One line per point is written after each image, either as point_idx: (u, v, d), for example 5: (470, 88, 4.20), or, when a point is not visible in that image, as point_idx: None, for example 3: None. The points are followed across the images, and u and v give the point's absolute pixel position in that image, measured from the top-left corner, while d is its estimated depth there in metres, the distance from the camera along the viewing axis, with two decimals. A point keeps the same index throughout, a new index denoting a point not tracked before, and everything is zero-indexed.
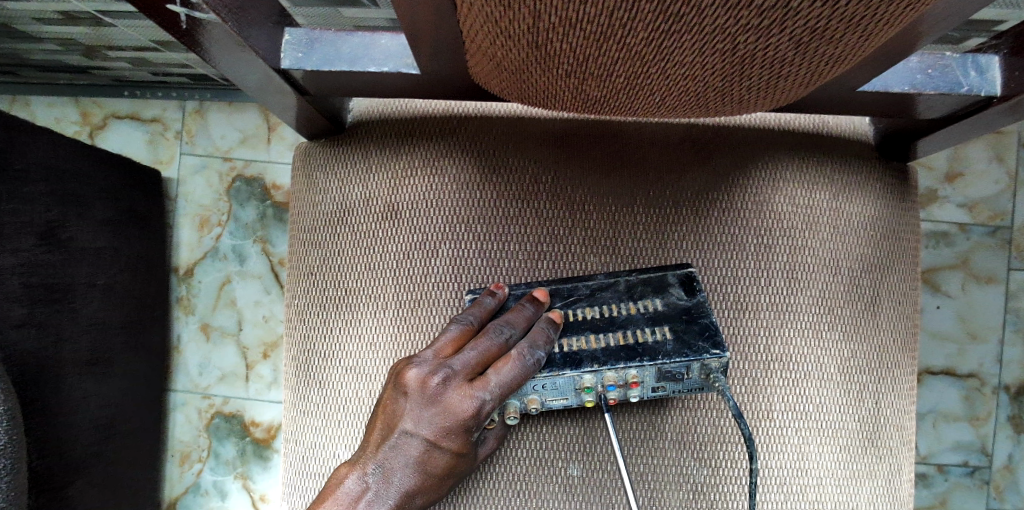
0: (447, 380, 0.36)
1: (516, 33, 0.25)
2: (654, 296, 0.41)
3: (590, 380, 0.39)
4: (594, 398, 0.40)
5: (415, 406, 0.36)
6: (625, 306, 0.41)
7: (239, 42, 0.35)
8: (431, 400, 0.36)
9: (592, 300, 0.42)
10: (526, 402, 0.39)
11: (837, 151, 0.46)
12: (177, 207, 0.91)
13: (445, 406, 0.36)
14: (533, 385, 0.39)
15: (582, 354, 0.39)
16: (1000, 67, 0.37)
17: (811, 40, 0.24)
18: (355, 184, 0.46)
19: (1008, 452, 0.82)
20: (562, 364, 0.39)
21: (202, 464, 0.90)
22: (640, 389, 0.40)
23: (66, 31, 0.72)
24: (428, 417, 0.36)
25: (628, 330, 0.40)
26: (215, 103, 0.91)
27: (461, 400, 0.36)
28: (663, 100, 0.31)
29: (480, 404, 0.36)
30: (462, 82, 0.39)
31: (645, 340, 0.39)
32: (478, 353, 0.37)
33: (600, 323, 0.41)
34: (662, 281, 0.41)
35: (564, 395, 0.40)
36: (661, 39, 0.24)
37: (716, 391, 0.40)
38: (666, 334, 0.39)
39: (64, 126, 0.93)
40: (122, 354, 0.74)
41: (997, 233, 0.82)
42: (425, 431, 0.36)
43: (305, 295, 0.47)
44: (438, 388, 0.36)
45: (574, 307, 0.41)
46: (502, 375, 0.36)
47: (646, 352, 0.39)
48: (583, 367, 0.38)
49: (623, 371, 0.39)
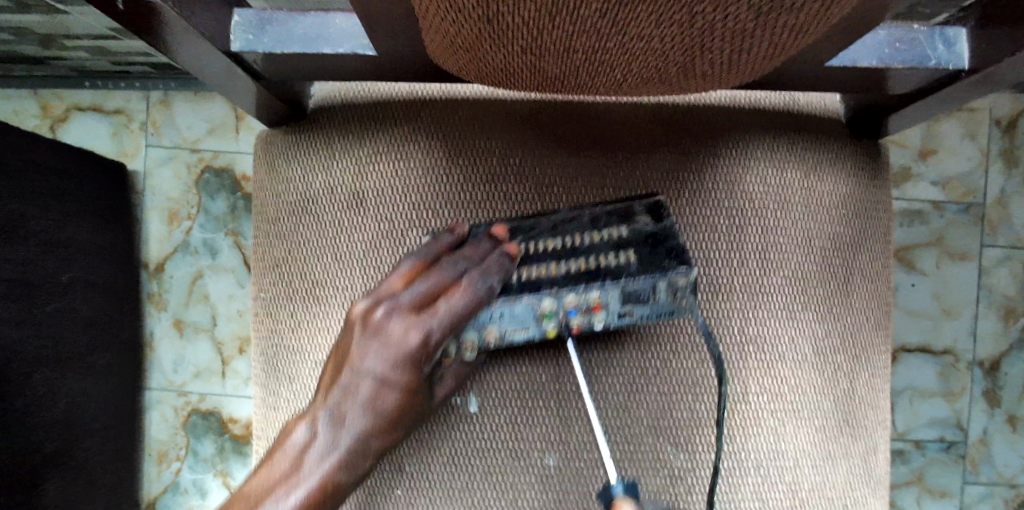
0: (391, 311, 0.36)
1: (466, 7, 0.24)
2: (619, 224, 0.40)
3: (551, 305, 0.38)
4: (556, 326, 0.39)
5: (361, 339, 0.36)
6: (588, 235, 0.40)
7: (180, 22, 0.33)
8: (376, 331, 0.36)
9: (554, 233, 0.40)
10: (484, 335, 0.38)
11: (809, 130, 0.45)
12: (144, 202, 0.88)
13: (389, 337, 0.36)
14: (490, 314, 0.38)
15: (542, 280, 0.38)
16: (966, 41, 0.36)
17: (770, 10, 0.23)
18: (319, 172, 0.45)
19: (982, 426, 0.83)
20: (519, 291, 0.38)
21: (180, 462, 0.89)
22: (605, 314, 0.39)
23: (16, 19, 0.69)
24: (374, 349, 0.36)
25: (591, 256, 0.39)
26: (180, 93, 0.88)
27: (405, 330, 0.36)
28: (625, 76, 0.30)
29: (426, 333, 0.36)
30: (422, 63, 0.38)
31: (608, 264, 0.39)
32: (427, 285, 0.37)
33: (562, 251, 0.40)
34: (627, 210, 0.41)
35: (525, 326, 0.39)
36: (616, 10, 0.23)
37: (687, 315, 0.39)
38: (630, 257, 0.39)
39: (24, 118, 0.89)
40: (93, 356, 0.72)
41: (970, 210, 0.83)
42: (372, 364, 0.36)
43: (271, 288, 0.46)
44: (384, 319, 0.36)
45: (534, 240, 0.40)
46: (452, 304, 0.36)
47: (609, 273, 0.38)
48: (542, 291, 0.38)
49: (585, 294, 0.38)
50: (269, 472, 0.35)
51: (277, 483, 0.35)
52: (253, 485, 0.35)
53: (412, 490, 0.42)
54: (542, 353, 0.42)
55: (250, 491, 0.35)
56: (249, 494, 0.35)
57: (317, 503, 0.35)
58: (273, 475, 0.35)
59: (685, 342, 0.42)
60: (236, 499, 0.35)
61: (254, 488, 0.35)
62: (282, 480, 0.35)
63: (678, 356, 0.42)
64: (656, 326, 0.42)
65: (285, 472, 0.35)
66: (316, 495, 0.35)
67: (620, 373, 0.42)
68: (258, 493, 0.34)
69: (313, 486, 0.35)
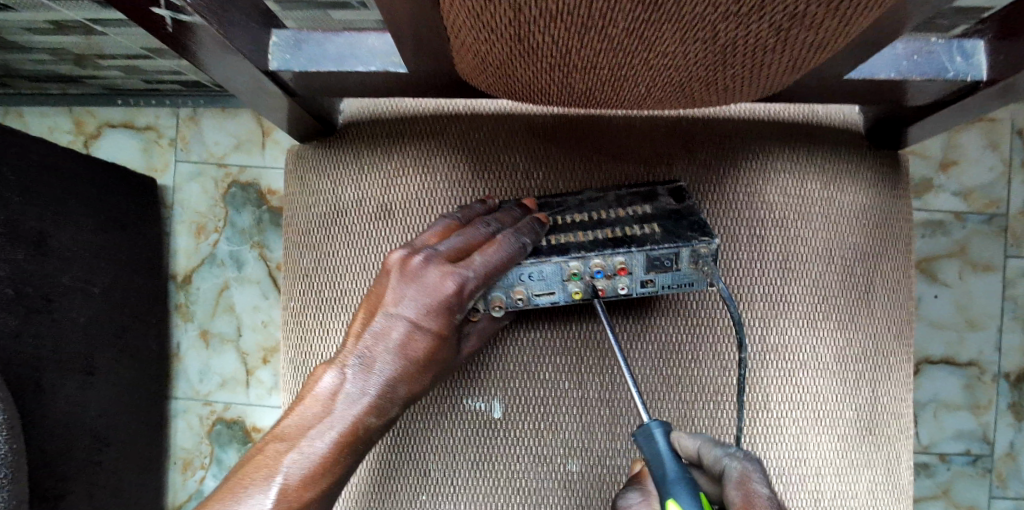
0: (428, 258, 0.37)
1: (499, 27, 0.25)
2: (644, 203, 0.42)
3: (577, 268, 0.39)
4: (582, 289, 0.40)
5: (397, 285, 0.36)
6: (614, 211, 0.41)
7: (225, 44, 0.35)
8: (412, 278, 0.36)
9: (582, 208, 0.42)
10: (513, 294, 0.40)
11: (828, 141, 0.46)
12: (173, 215, 0.91)
13: (424, 284, 0.36)
14: (519, 274, 0.39)
15: (570, 244, 0.39)
16: (985, 52, 0.37)
17: (791, 27, 0.24)
18: (348, 185, 0.47)
19: (1009, 440, 0.81)
20: (548, 252, 0.39)
21: (204, 470, 0.90)
22: (629, 280, 0.40)
23: (57, 41, 0.72)
24: (409, 295, 0.36)
25: (617, 227, 0.40)
26: (208, 109, 0.91)
27: (440, 278, 0.36)
28: (648, 90, 0.31)
29: (460, 281, 0.36)
30: (450, 79, 0.40)
31: (634, 233, 0.39)
32: (463, 239, 0.38)
33: (589, 223, 0.41)
34: (651, 193, 0.42)
35: (551, 288, 0.40)
36: (642, 28, 0.24)
37: (705, 285, 0.40)
38: (655, 229, 0.39)
39: (59, 135, 0.93)
40: (119, 364, 0.73)
41: (993, 221, 0.82)
42: (407, 310, 0.36)
43: (300, 297, 0.47)
44: (420, 266, 0.36)
45: (563, 214, 0.42)
46: (486, 256, 0.37)
47: (634, 241, 0.39)
48: (570, 254, 0.39)
49: (610, 258, 0.38)
50: (302, 413, 0.35)
51: (309, 424, 0.35)
52: (285, 427, 0.35)
53: (435, 496, 0.43)
54: (567, 361, 0.43)
55: (283, 431, 0.35)
56: (281, 435, 0.35)
57: (346, 446, 0.35)
58: (304, 416, 0.35)
59: (706, 351, 0.43)
60: (266, 441, 0.35)
61: (287, 429, 0.35)
62: (314, 421, 0.35)
63: (700, 365, 0.43)
64: (677, 336, 0.43)
65: (317, 414, 0.35)
66: (347, 437, 0.35)
67: (641, 380, 0.43)
68: (292, 433, 0.35)
69: (343, 427, 0.35)
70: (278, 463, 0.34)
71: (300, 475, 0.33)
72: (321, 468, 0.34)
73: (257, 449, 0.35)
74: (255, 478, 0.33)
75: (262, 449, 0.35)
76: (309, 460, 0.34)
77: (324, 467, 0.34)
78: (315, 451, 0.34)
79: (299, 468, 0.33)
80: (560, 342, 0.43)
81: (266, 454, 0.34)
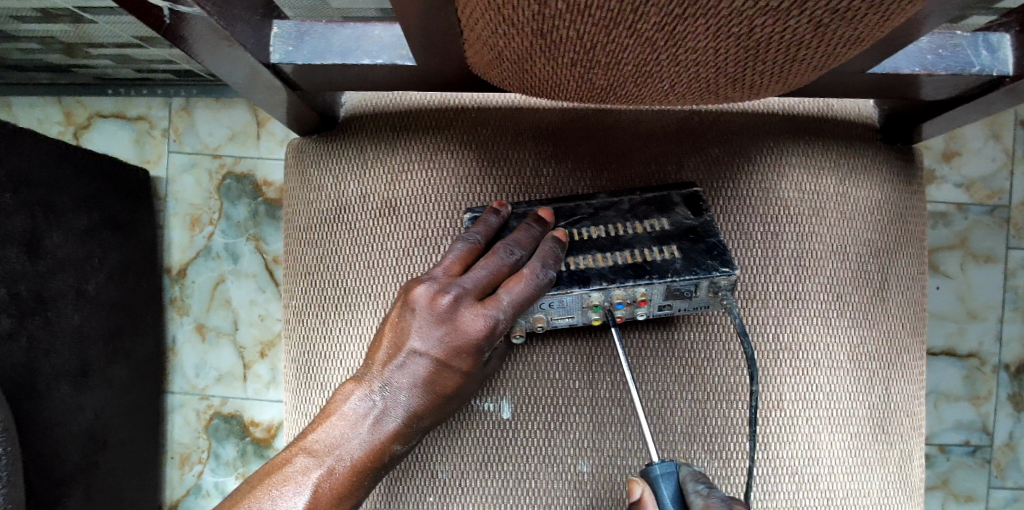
0: (458, 298, 0.36)
1: (521, 21, 0.24)
2: (659, 215, 0.41)
3: (598, 298, 0.39)
4: (601, 316, 0.40)
5: (424, 324, 0.35)
6: (631, 225, 0.41)
7: (225, 37, 0.33)
8: (441, 319, 0.35)
9: (597, 220, 0.41)
10: (533, 321, 0.40)
11: (843, 134, 0.45)
12: (166, 208, 0.89)
13: (455, 325, 0.35)
14: (540, 304, 0.39)
15: (590, 271, 0.39)
16: (1011, 46, 0.36)
17: (831, 21, 0.23)
18: (351, 180, 0.45)
19: (1008, 430, 0.82)
20: (569, 282, 0.38)
21: (202, 465, 0.89)
22: (648, 307, 0.40)
23: (45, 29, 0.70)
24: (438, 334, 0.35)
25: (636, 249, 0.39)
26: (202, 99, 0.89)
27: (471, 318, 0.35)
28: (672, 88, 0.30)
29: (492, 322, 0.35)
30: (458, 73, 0.38)
31: (654, 258, 0.39)
32: (489, 271, 0.37)
33: (606, 242, 0.40)
34: (668, 202, 0.41)
35: (570, 313, 0.40)
36: (675, 24, 0.23)
37: (723, 309, 0.40)
38: (674, 253, 0.39)
39: (47, 125, 0.90)
40: (103, 364, 0.69)
41: (995, 212, 0.82)
42: (434, 349, 0.35)
43: (303, 296, 0.46)
44: (449, 306, 0.35)
45: (578, 227, 0.41)
46: (514, 293, 0.36)
47: (655, 270, 0.38)
48: (592, 285, 0.38)
49: (632, 289, 0.38)
50: (330, 429, 0.34)
51: (337, 444, 0.34)
52: (312, 441, 0.34)
53: (442, 498, 0.42)
54: (577, 362, 0.42)
55: (310, 446, 0.34)
56: (308, 450, 0.34)
57: (367, 468, 0.34)
58: (331, 435, 0.34)
59: (719, 350, 0.42)
60: (292, 453, 0.34)
61: (314, 444, 0.34)
62: (342, 441, 0.34)
63: (713, 363, 0.42)
64: (689, 334, 0.42)
65: (343, 434, 0.34)
66: (369, 461, 0.34)
67: (652, 379, 0.42)
68: (320, 449, 0.34)
69: (368, 450, 0.34)
70: (307, 479, 0.33)
71: (332, 488, 0.33)
72: (345, 489, 0.33)
73: (281, 460, 0.34)
74: (283, 493, 0.32)
75: (288, 461, 0.33)
76: (339, 478, 0.33)
77: (348, 488, 0.34)
78: (344, 467, 0.33)
79: (329, 485, 0.33)
80: (570, 341, 0.43)
81: (293, 467, 0.33)
